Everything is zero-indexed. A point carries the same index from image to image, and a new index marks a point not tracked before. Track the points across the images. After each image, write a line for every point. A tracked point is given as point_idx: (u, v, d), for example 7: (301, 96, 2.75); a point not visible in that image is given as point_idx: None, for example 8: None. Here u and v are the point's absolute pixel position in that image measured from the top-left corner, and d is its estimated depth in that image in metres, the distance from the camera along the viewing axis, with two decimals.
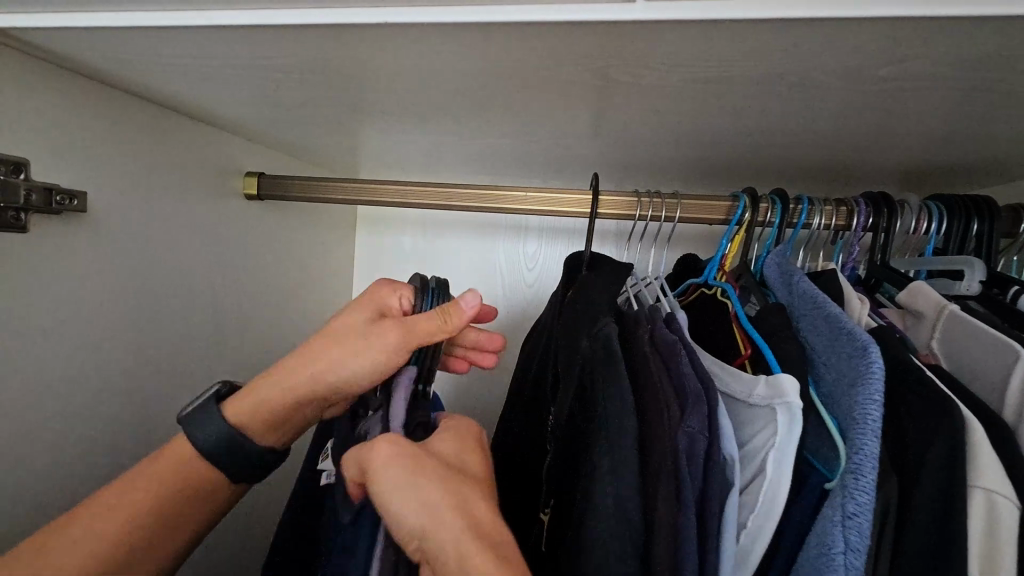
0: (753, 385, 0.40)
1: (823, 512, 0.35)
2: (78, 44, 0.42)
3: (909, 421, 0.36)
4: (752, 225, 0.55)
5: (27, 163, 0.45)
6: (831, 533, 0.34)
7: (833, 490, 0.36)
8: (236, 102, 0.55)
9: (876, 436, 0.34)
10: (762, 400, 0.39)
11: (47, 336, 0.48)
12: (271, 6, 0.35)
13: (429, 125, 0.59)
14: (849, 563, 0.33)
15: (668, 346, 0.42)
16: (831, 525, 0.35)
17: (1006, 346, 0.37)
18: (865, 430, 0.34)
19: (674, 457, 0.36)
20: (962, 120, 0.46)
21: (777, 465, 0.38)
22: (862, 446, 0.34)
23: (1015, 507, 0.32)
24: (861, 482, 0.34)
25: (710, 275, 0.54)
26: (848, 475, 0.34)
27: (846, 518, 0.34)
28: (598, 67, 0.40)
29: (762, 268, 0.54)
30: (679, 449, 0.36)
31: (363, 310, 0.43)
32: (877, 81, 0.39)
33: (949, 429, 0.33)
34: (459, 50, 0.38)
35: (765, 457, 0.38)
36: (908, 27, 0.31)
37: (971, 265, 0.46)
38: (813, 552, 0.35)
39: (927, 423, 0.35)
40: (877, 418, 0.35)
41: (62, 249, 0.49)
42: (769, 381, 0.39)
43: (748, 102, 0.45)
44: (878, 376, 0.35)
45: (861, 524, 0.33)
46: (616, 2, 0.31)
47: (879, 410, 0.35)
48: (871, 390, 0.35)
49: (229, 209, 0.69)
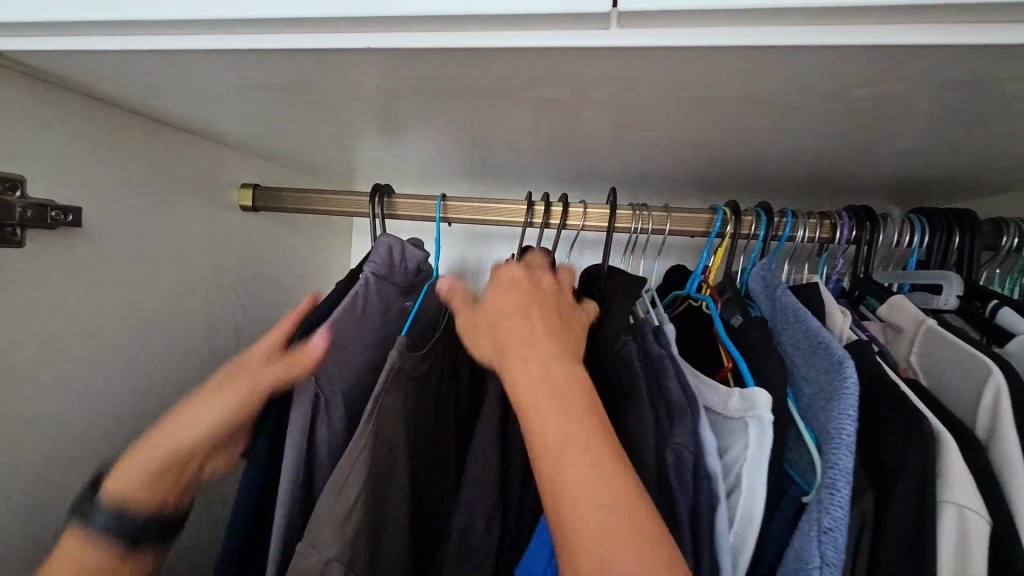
0: (727, 397, 0.41)
1: (801, 526, 0.35)
2: (74, 65, 0.43)
3: (887, 437, 0.35)
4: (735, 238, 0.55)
5: (23, 180, 0.46)
6: (807, 548, 0.34)
7: (810, 504, 0.35)
8: (231, 118, 0.56)
9: (851, 451, 0.34)
10: (737, 412, 0.40)
11: (47, 351, 0.49)
12: (259, 32, 0.36)
13: (422, 140, 0.60)
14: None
15: (650, 364, 0.43)
16: (807, 539, 0.34)
17: (980, 361, 0.37)
18: (840, 444, 0.34)
19: (668, 477, 0.38)
20: (943, 136, 0.46)
21: (751, 480, 0.38)
22: (837, 461, 0.34)
23: (986, 524, 0.31)
24: (835, 496, 0.33)
25: (694, 280, 0.54)
26: (824, 490, 0.34)
27: (822, 533, 0.33)
28: (578, 87, 0.41)
29: (747, 281, 0.54)
30: (668, 464, 0.39)
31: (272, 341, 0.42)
32: (853, 102, 0.40)
33: (923, 442, 0.32)
34: (444, 72, 0.40)
35: (739, 473, 0.39)
36: (877, 54, 0.32)
37: (949, 281, 0.47)
38: (791, 566, 0.35)
39: (902, 436, 0.34)
40: (852, 433, 0.34)
41: (59, 262, 0.50)
42: (742, 394, 0.39)
43: (731, 120, 0.46)
44: (852, 391, 0.35)
45: (836, 539, 0.33)
46: (592, 28, 0.32)
47: (853, 424, 0.34)
48: (845, 405, 0.35)
49: (225, 221, 0.70)
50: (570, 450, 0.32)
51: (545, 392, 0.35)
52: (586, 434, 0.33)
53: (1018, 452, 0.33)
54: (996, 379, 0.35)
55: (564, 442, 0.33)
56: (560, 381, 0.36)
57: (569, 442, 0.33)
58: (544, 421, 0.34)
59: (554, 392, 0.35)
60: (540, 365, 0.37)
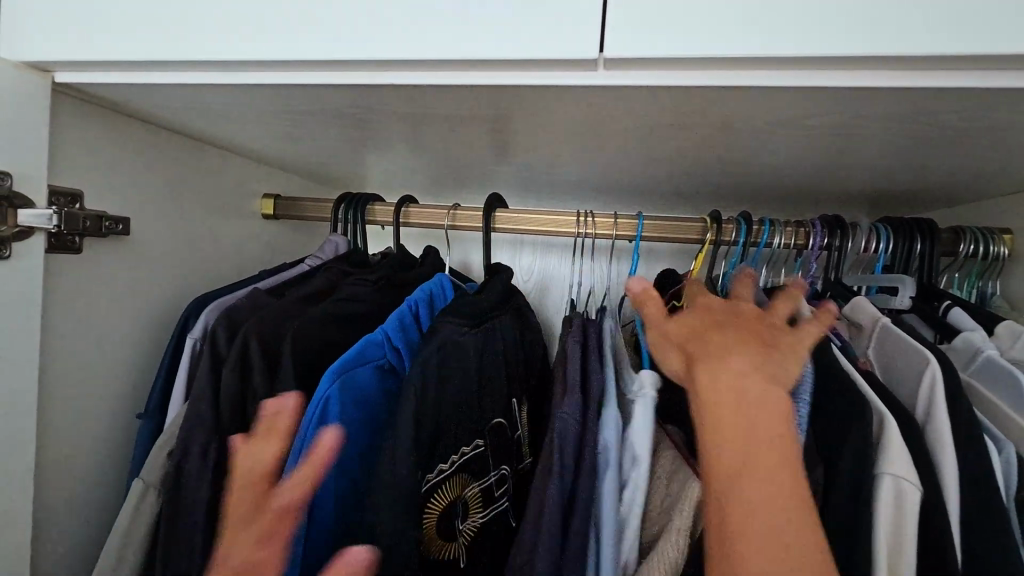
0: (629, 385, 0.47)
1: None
2: (131, 95, 0.48)
3: (834, 417, 0.40)
4: (717, 245, 0.61)
5: (82, 195, 0.51)
6: None
7: None
8: (261, 137, 0.62)
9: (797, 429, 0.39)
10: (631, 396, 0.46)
11: (97, 346, 0.55)
12: (299, 70, 0.42)
13: (437, 156, 0.65)
14: None
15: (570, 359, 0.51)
16: None
17: (922, 354, 0.42)
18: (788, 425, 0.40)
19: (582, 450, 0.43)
20: (903, 156, 0.52)
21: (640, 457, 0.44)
22: None
23: (917, 491, 0.36)
24: None
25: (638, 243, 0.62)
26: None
27: None
28: (571, 114, 0.46)
29: (727, 285, 0.60)
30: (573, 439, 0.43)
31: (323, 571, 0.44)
32: (812, 128, 0.46)
33: (863, 419, 0.38)
34: (456, 102, 0.46)
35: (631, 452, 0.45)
36: (824, 93, 0.38)
37: (904, 283, 0.53)
38: None
39: (847, 415, 0.39)
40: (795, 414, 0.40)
41: (109, 266, 0.55)
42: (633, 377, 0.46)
43: (712, 141, 0.51)
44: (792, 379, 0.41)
45: None
46: (585, 69, 0.38)
47: (798, 408, 0.40)
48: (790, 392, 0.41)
49: (249, 227, 0.76)
50: (755, 457, 0.35)
51: (749, 390, 0.38)
52: (766, 443, 0.36)
53: (950, 433, 0.38)
54: (933, 368, 0.40)
55: (762, 470, 0.35)
56: (759, 371, 0.39)
57: (767, 482, 0.34)
58: (747, 438, 0.36)
59: (760, 392, 0.38)
60: (734, 346, 0.41)
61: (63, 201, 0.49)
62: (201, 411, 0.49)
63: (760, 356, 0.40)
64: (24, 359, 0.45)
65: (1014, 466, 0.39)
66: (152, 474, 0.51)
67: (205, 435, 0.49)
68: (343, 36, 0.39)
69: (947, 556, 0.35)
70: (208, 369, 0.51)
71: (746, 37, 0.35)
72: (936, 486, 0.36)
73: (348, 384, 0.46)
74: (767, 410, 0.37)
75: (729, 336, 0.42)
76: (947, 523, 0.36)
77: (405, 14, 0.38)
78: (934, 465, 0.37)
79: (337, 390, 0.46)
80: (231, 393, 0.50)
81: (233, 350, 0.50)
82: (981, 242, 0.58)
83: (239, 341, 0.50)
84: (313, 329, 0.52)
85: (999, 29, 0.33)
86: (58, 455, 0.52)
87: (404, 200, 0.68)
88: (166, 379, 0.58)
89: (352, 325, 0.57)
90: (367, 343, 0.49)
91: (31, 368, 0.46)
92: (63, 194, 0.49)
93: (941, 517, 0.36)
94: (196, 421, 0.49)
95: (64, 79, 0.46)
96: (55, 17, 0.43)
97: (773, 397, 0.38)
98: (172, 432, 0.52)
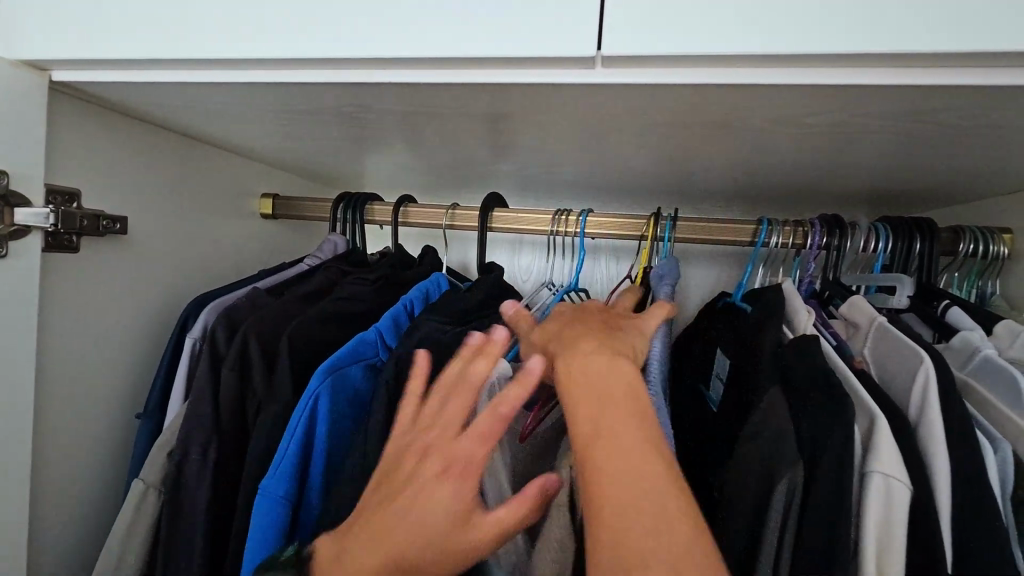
0: None
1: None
2: (129, 93, 0.49)
3: (814, 412, 0.39)
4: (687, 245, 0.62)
5: (79, 194, 0.51)
6: None
7: None
8: (260, 137, 0.62)
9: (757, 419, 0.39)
10: None
11: (94, 345, 0.55)
12: (296, 68, 0.42)
13: (435, 155, 0.65)
14: None
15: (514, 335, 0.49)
16: None
17: (916, 354, 0.42)
18: None
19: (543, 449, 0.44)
20: (901, 154, 0.52)
21: None
22: None
23: (906, 489, 0.35)
24: None
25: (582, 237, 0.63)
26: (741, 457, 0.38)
27: None
28: (569, 112, 0.46)
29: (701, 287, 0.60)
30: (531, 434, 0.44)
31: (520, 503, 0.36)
32: (810, 126, 0.45)
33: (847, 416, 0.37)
34: (453, 100, 0.46)
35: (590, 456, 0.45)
36: (821, 92, 0.38)
37: (901, 282, 0.53)
38: None
39: (829, 411, 0.38)
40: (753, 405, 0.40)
41: (106, 265, 0.55)
42: None
43: (710, 140, 0.51)
44: None
45: None
46: (582, 68, 0.38)
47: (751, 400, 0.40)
48: None
49: (248, 227, 0.76)
50: (626, 457, 0.30)
51: (612, 394, 0.34)
52: (637, 441, 0.31)
53: (942, 432, 0.38)
54: (926, 368, 0.40)
55: (630, 469, 0.30)
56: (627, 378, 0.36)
57: (635, 478, 0.29)
58: (614, 438, 0.31)
59: (614, 396, 0.34)
60: (592, 355, 0.38)
61: (61, 200, 0.49)
62: (201, 411, 0.49)
63: (609, 357, 0.38)
64: (20, 358, 0.45)
65: (1011, 466, 0.38)
66: (152, 475, 0.50)
67: (204, 435, 0.49)
68: (340, 34, 0.39)
69: (941, 557, 0.35)
70: (207, 369, 0.51)
71: (743, 34, 0.35)
72: (928, 485, 0.36)
73: (338, 382, 0.46)
74: (640, 414, 0.33)
75: (585, 342, 0.40)
76: (940, 523, 0.35)
77: (401, 12, 0.38)
78: (925, 463, 0.37)
79: (326, 387, 0.45)
80: (229, 393, 0.50)
81: (232, 349, 0.50)
82: (980, 242, 0.58)
83: (239, 340, 0.50)
84: (311, 329, 0.53)
85: (993, 27, 0.32)
86: (54, 454, 0.52)
87: (403, 199, 0.69)
88: (166, 378, 0.58)
89: (351, 325, 0.57)
90: (359, 341, 0.50)
91: (28, 367, 0.46)
92: (61, 193, 0.49)
93: (934, 518, 0.35)
94: (196, 421, 0.49)
95: (61, 77, 0.46)
96: (53, 16, 0.43)
97: (640, 401, 0.34)
98: (171, 433, 0.52)
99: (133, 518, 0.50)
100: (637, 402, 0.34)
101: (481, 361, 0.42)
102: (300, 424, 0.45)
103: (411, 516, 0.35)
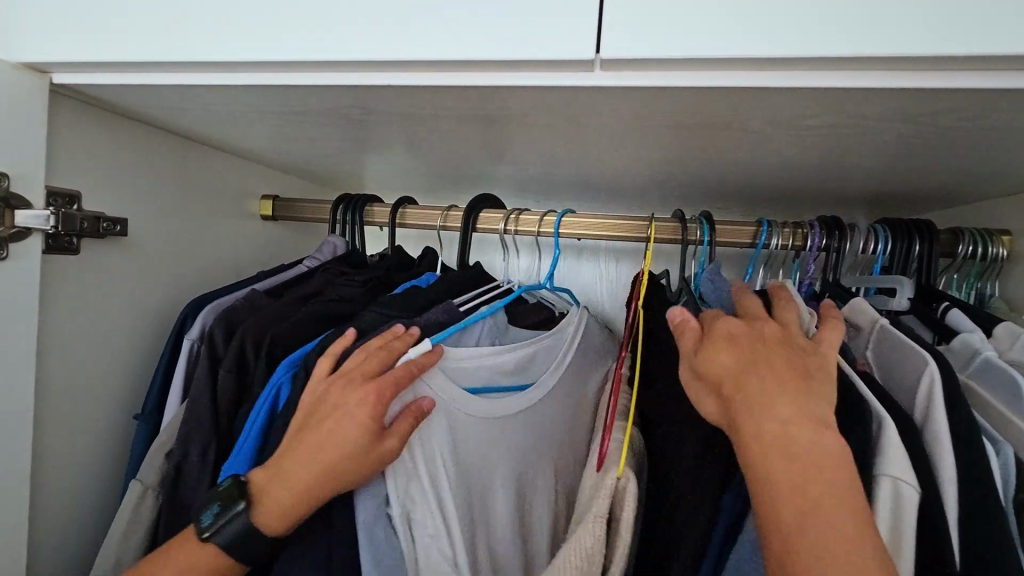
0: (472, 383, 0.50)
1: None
2: (129, 95, 0.49)
3: None
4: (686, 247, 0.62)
5: (80, 195, 0.51)
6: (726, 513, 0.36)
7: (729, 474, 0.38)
8: (259, 138, 0.62)
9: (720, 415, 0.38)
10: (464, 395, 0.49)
11: (94, 347, 0.55)
12: (297, 71, 0.42)
13: (434, 156, 0.65)
14: None
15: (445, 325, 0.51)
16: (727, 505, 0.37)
17: (921, 356, 0.41)
18: None
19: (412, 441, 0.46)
20: (900, 156, 0.52)
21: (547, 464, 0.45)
22: None
23: (916, 494, 0.35)
24: None
25: (559, 237, 0.63)
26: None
27: None
28: (569, 114, 0.46)
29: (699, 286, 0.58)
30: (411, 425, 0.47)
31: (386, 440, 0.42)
32: (810, 129, 0.46)
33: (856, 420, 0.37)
34: (454, 102, 0.46)
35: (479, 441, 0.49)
36: (821, 94, 0.38)
37: (902, 284, 0.53)
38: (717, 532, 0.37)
39: None
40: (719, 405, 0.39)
41: (105, 267, 0.55)
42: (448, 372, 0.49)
43: (709, 141, 0.51)
44: None
45: None
46: (583, 71, 0.38)
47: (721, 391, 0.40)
48: None
49: (247, 228, 0.76)
50: (822, 515, 0.30)
51: (807, 445, 0.32)
52: (829, 500, 0.31)
53: (948, 435, 0.38)
54: (932, 370, 0.40)
55: (824, 537, 0.30)
56: (805, 418, 0.33)
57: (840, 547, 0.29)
58: (809, 499, 0.31)
59: (802, 449, 0.32)
60: (772, 389, 0.35)
61: (62, 202, 0.49)
62: (200, 413, 0.49)
63: (789, 390, 0.34)
64: (21, 360, 0.45)
65: (1013, 468, 0.39)
66: (149, 476, 0.50)
67: (204, 437, 0.49)
68: (341, 36, 0.39)
69: (945, 560, 0.35)
70: (207, 370, 0.50)
71: (744, 37, 0.35)
72: (935, 488, 0.36)
73: (301, 375, 0.48)
74: (836, 468, 0.32)
75: (768, 365, 0.36)
76: (945, 526, 0.35)
77: (402, 14, 0.38)
78: (933, 467, 0.37)
79: (287, 379, 0.47)
80: (229, 395, 0.50)
81: (231, 351, 0.50)
82: (979, 243, 0.58)
83: (237, 341, 0.50)
84: (305, 332, 0.53)
85: (993, 29, 0.33)
86: (55, 456, 0.52)
87: (401, 200, 0.69)
88: (163, 379, 0.57)
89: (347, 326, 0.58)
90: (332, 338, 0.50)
91: (28, 369, 0.46)
92: (62, 195, 0.49)
93: (939, 521, 0.35)
94: (195, 422, 0.49)
95: (62, 80, 0.46)
96: (53, 19, 0.43)
97: (836, 451, 0.32)
98: (168, 433, 0.52)
99: (132, 519, 0.50)
100: (834, 452, 0.32)
101: (396, 342, 0.45)
102: (263, 410, 0.47)
103: (316, 457, 0.41)
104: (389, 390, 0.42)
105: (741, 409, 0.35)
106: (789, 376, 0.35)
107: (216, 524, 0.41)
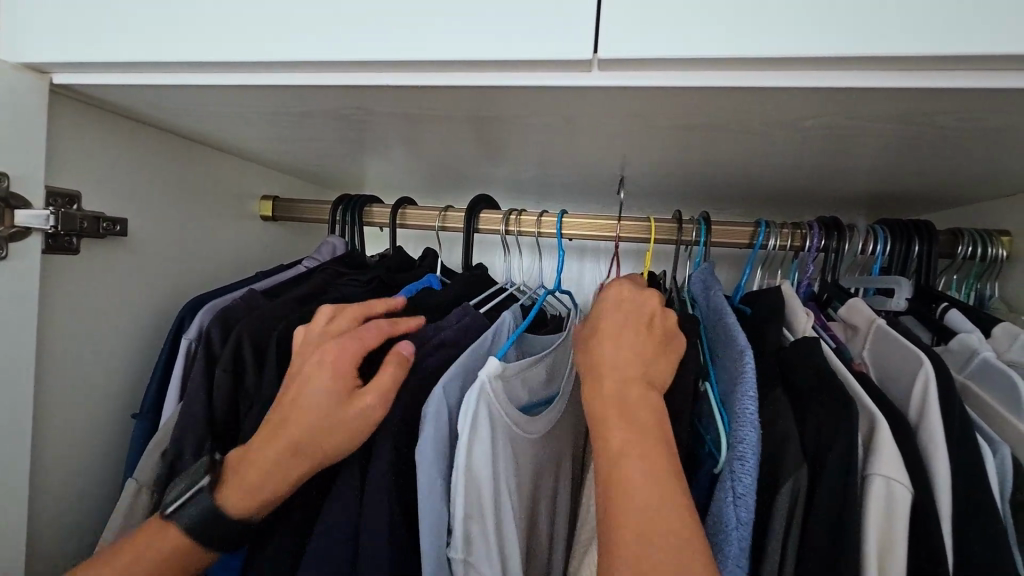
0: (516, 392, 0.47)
1: (717, 496, 0.38)
2: (129, 96, 0.49)
3: (820, 416, 0.39)
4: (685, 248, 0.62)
5: (79, 195, 0.52)
6: (724, 512, 0.37)
7: (721, 474, 0.38)
8: (259, 138, 0.62)
9: (754, 426, 0.38)
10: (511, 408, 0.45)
11: (93, 347, 0.55)
12: (295, 71, 0.42)
13: (433, 156, 0.65)
14: (741, 536, 0.36)
15: (464, 328, 0.51)
16: (722, 504, 0.37)
17: (917, 356, 0.41)
18: (746, 422, 0.38)
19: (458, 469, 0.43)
20: (898, 157, 0.52)
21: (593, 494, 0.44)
22: (745, 436, 0.37)
23: (908, 493, 0.35)
24: (745, 466, 0.37)
25: (559, 239, 0.63)
26: (735, 460, 0.37)
27: (736, 497, 0.37)
28: (567, 115, 0.46)
29: (692, 288, 0.60)
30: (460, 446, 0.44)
31: (336, 389, 0.41)
32: (809, 129, 0.46)
33: (849, 422, 0.37)
34: (452, 103, 0.46)
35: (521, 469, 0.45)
36: (817, 95, 0.38)
37: (900, 284, 0.53)
38: (710, 532, 0.38)
39: (833, 417, 0.38)
40: (753, 411, 0.38)
41: (105, 266, 0.56)
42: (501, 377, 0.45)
43: (708, 141, 0.51)
44: (749, 374, 0.40)
45: (749, 501, 0.36)
46: (580, 71, 0.39)
47: (755, 405, 0.38)
48: (746, 388, 0.39)
49: (247, 229, 0.76)
50: (648, 490, 0.32)
51: (636, 432, 0.35)
52: (651, 478, 0.33)
53: (942, 435, 0.38)
54: (926, 370, 0.40)
55: (649, 519, 0.31)
56: (642, 419, 0.35)
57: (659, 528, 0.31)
58: (637, 478, 0.33)
59: (636, 440, 0.34)
60: (624, 379, 0.37)
61: (61, 202, 0.50)
62: (194, 410, 0.49)
63: (635, 385, 0.37)
64: (21, 360, 0.46)
65: (1009, 467, 0.38)
66: (145, 474, 0.51)
67: (198, 433, 0.49)
68: (339, 37, 0.39)
69: (940, 560, 0.34)
70: (202, 369, 0.51)
71: (739, 37, 0.35)
72: (929, 489, 0.36)
73: None
74: (660, 461, 0.33)
75: (625, 327, 0.41)
76: (939, 527, 0.35)
77: (401, 15, 0.38)
78: (926, 469, 0.37)
79: None
80: (222, 392, 0.50)
81: (226, 350, 0.50)
82: (979, 244, 0.58)
83: (233, 340, 0.50)
84: (307, 329, 0.54)
85: (989, 29, 0.33)
86: (54, 455, 0.52)
87: (399, 201, 0.69)
88: (162, 379, 0.58)
89: None
90: None
91: (27, 368, 0.46)
92: (61, 195, 0.50)
93: (934, 524, 0.35)
94: (188, 419, 0.49)
95: (63, 81, 0.46)
96: (51, 20, 0.43)
97: (662, 451, 0.34)
98: (165, 431, 0.52)
99: (128, 515, 0.50)
100: (662, 449, 0.34)
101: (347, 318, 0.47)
102: None
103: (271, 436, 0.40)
104: (331, 351, 0.42)
105: (593, 387, 0.38)
106: (631, 371, 0.38)
107: (180, 502, 0.42)
